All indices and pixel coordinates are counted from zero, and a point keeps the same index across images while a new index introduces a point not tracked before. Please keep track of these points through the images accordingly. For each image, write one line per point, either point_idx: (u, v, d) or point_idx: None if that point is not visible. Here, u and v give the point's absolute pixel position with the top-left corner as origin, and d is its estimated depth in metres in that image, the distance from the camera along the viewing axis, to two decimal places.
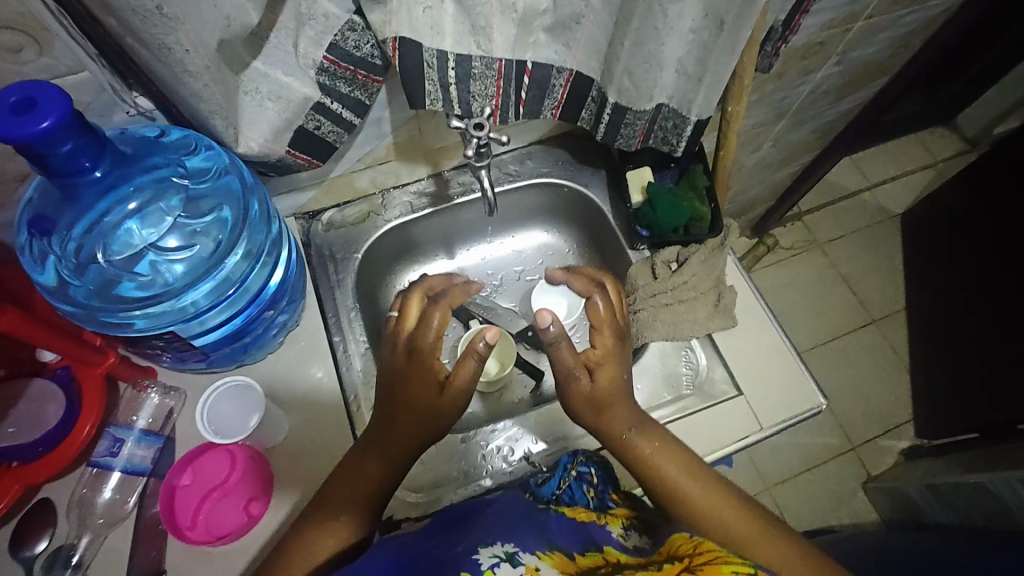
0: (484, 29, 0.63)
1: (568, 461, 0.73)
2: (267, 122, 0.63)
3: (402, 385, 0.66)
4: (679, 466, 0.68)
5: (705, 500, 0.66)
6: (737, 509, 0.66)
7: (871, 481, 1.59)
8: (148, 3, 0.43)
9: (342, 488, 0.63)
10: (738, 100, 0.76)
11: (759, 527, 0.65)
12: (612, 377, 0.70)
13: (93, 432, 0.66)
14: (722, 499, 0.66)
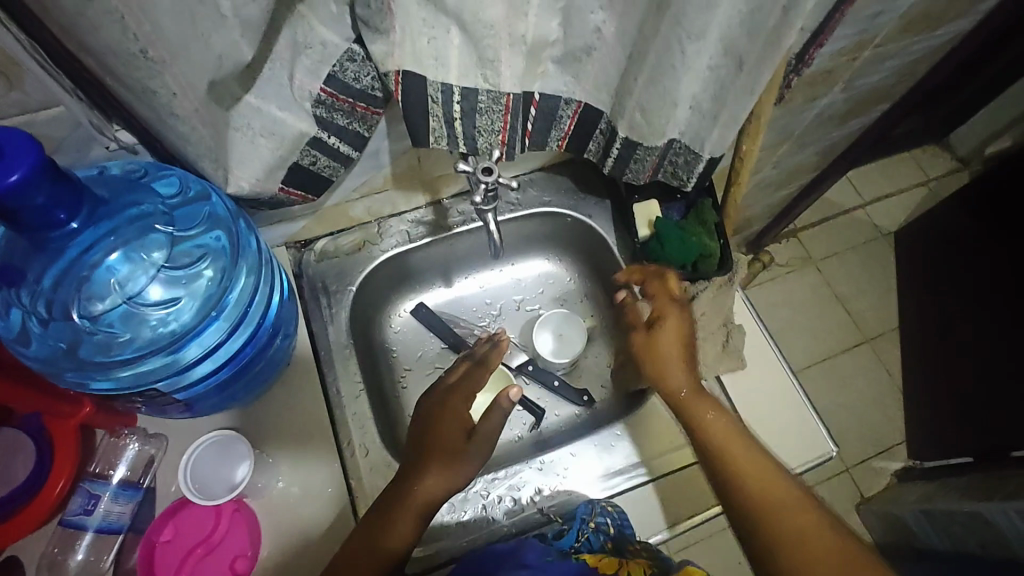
0: (493, 62, 0.58)
1: (585, 511, 0.70)
2: (259, 161, 0.59)
3: (436, 428, 0.68)
4: (744, 451, 0.66)
5: (762, 484, 0.64)
6: (791, 492, 0.63)
7: (865, 504, 1.36)
8: (132, 47, 0.39)
9: (384, 514, 0.63)
10: (754, 138, 0.73)
11: (817, 520, 0.61)
12: (680, 353, 0.73)
13: (67, 487, 0.62)
14: (783, 485, 0.64)
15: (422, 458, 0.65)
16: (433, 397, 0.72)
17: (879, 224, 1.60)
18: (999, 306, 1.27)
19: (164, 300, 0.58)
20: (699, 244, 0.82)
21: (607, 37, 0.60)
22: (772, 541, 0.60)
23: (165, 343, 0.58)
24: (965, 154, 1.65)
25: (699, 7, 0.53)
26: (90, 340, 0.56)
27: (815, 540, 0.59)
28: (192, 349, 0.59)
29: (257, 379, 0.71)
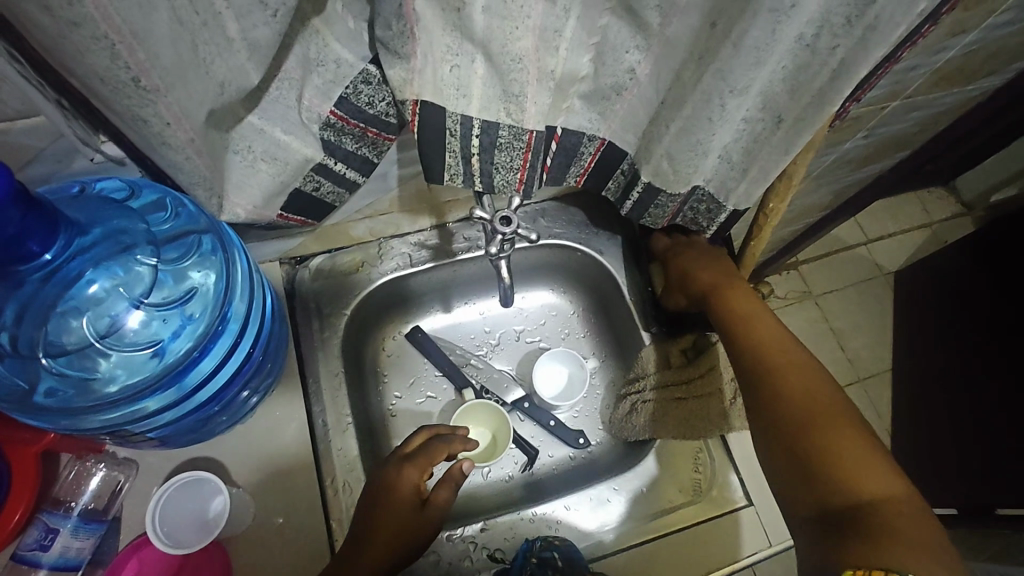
0: (517, 97, 0.53)
1: (527, 548, 0.69)
2: (258, 187, 0.55)
3: (395, 486, 0.63)
4: (767, 326, 0.69)
5: (779, 353, 0.65)
6: (813, 374, 0.63)
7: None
8: (123, 75, 0.35)
9: (366, 543, 0.60)
10: (781, 197, 0.69)
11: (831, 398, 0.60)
12: (714, 275, 0.76)
13: (24, 518, 0.57)
14: (801, 359, 0.65)
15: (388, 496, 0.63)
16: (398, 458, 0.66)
17: (880, 265, 1.51)
18: (994, 363, 1.13)
19: (149, 330, 0.54)
20: None
21: (640, 78, 0.55)
22: (778, 408, 0.61)
23: (157, 377, 0.54)
24: (970, 200, 1.57)
25: (746, 62, 0.49)
26: (64, 379, 0.52)
27: (821, 423, 0.58)
28: (188, 380, 0.55)
29: (240, 411, 0.67)
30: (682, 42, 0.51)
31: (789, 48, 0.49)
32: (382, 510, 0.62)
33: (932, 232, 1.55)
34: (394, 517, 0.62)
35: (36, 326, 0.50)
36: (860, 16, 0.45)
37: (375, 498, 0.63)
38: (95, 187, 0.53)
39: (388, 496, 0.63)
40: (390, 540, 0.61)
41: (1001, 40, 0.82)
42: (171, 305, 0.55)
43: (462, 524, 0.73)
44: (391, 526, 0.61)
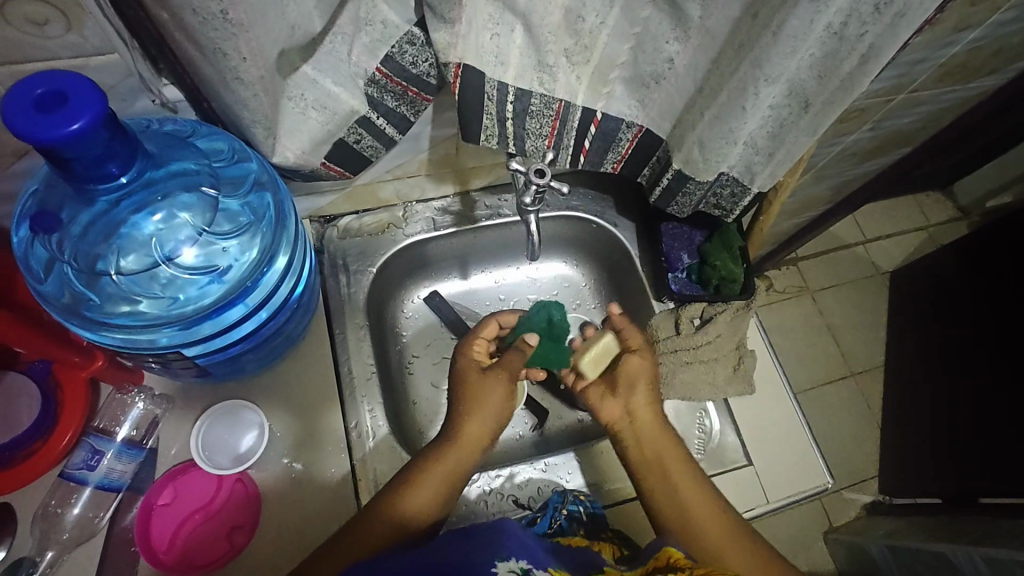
0: (551, 68, 0.61)
1: (557, 500, 0.72)
2: (307, 133, 0.59)
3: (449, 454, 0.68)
4: (693, 487, 0.68)
5: (711, 526, 0.66)
6: (740, 545, 0.65)
7: (832, 532, 1.26)
8: (213, 7, 0.38)
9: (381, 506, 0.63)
10: (793, 172, 0.73)
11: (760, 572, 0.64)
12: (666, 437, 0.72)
13: (73, 439, 0.61)
14: (730, 532, 0.66)
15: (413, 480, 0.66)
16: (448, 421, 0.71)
17: (878, 262, 1.56)
18: (978, 363, 1.18)
19: (190, 271, 0.57)
20: (723, 268, 0.82)
21: (678, 68, 0.61)
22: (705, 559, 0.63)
23: (175, 318, 0.56)
24: (966, 205, 1.61)
25: (782, 52, 0.53)
26: (111, 296, 0.55)
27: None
28: (206, 327, 0.58)
29: (268, 354, 0.71)
30: (712, 15, 0.55)
31: (819, 36, 0.52)
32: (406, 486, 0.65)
33: (929, 234, 1.60)
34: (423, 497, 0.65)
35: (99, 241, 0.53)
36: (887, 4, 0.49)
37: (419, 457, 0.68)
38: (161, 126, 0.56)
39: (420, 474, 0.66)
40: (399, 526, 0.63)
41: (1003, 40, 0.86)
42: (214, 253, 0.57)
43: (480, 471, 0.77)
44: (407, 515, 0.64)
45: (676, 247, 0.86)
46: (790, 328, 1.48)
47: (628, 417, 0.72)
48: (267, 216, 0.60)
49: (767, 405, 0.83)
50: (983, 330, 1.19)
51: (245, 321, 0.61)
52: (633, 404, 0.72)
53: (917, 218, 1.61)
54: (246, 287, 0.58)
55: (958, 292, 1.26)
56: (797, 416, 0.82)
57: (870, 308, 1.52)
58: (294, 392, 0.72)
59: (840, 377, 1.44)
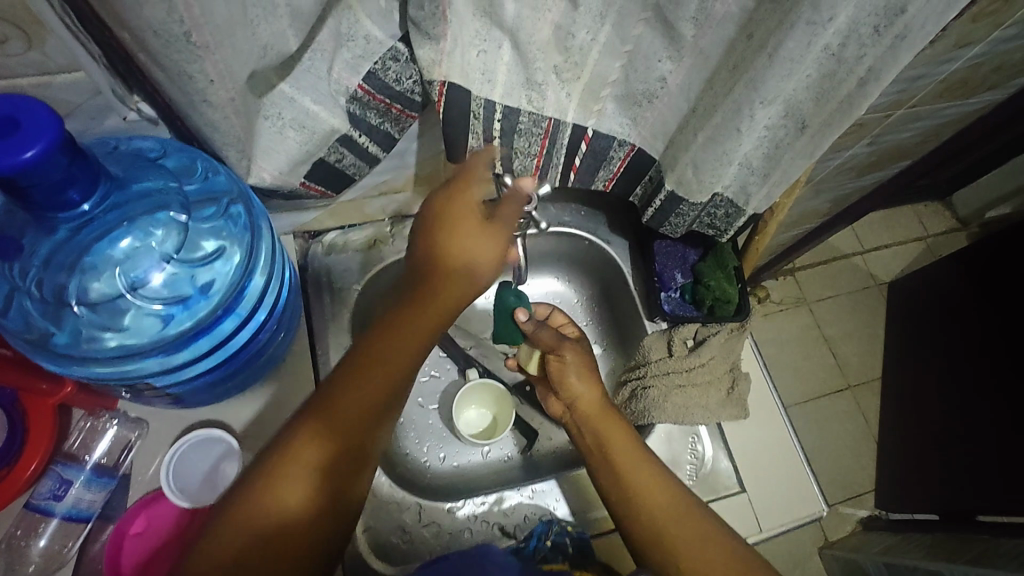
0: (540, 86, 0.59)
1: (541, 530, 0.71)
2: (284, 153, 0.57)
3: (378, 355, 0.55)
4: (622, 442, 0.68)
5: (636, 474, 0.66)
6: (667, 490, 0.65)
7: (828, 547, 1.21)
8: (176, 29, 0.36)
9: (238, 509, 0.49)
10: (790, 193, 0.71)
11: (685, 515, 0.63)
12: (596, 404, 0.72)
13: (39, 468, 0.58)
14: (651, 472, 0.66)
15: (274, 471, 0.51)
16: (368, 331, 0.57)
17: (874, 274, 1.54)
18: (983, 376, 1.15)
19: (169, 290, 0.55)
20: (717, 289, 0.81)
21: (670, 86, 0.59)
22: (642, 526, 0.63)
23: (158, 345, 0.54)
24: (966, 215, 1.59)
25: (779, 75, 0.51)
26: (83, 326, 0.53)
27: (673, 540, 0.61)
28: (201, 342, 0.56)
29: (255, 372, 0.68)
30: (705, 34, 0.53)
31: (816, 58, 0.50)
32: (263, 486, 0.50)
33: (926, 246, 1.58)
34: (312, 451, 0.52)
35: (61, 272, 0.52)
36: (888, 26, 0.47)
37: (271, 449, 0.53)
38: (129, 145, 0.54)
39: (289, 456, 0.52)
40: (321, 453, 0.52)
41: (1004, 56, 0.84)
42: (193, 268, 0.56)
43: (467, 496, 0.75)
44: (306, 459, 0.51)
45: (670, 266, 0.85)
46: (784, 340, 1.46)
47: (568, 390, 0.74)
48: (240, 222, 0.59)
49: (761, 430, 0.80)
50: (989, 344, 1.15)
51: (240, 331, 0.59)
52: (575, 377, 0.73)
53: (913, 228, 1.60)
54: (222, 305, 0.57)
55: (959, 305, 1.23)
56: (793, 440, 0.80)
57: (866, 320, 1.50)
58: None
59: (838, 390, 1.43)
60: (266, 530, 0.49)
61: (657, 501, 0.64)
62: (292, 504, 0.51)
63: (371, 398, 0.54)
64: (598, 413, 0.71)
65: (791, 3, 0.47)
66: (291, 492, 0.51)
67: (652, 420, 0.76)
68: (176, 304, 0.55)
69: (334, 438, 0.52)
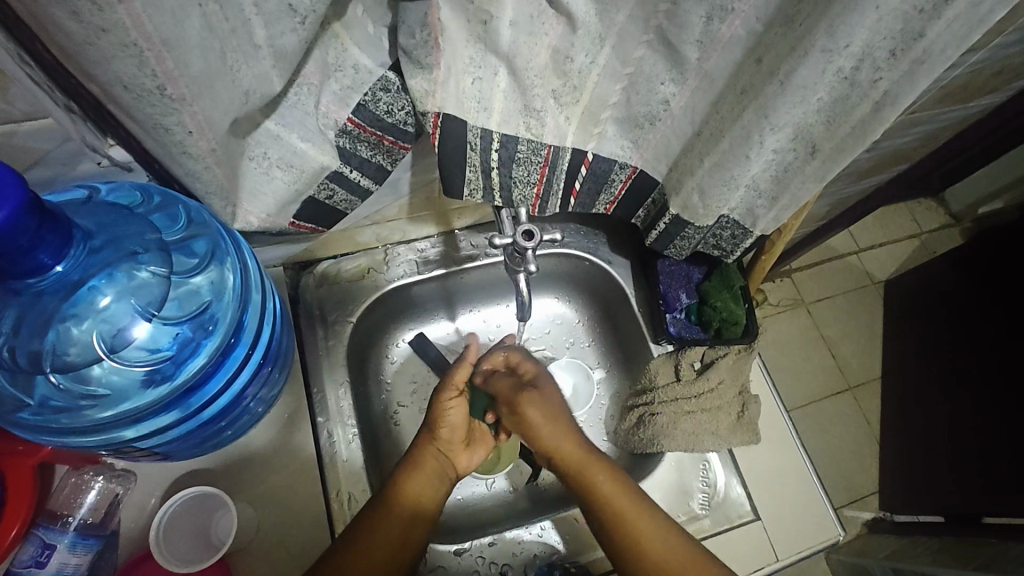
0: (538, 112, 0.55)
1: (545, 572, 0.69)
2: (272, 194, 0.54)
3: (442, 424, 0.72)
4: (615, 483, 0.67)
5: (636, 521, 0.64)
6: (666, 530, 0.64)
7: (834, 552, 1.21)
8: (149, 83, 0.33)
9: (384, 516, 0.63)
10: (797, 213, 0.71)
11: (684, 552, 0.63)
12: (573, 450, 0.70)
13: (20, 533, 0.55)
14: (652, 520, 0.65)
15: (408, 473, 0.67)
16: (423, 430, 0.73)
17: (870, 273, 1.51)
18: (985, 377, 1.11)
19: (151, 348, 0.54)
20: (723, 310, 0.80)
21: (675, 109, 0.56)
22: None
23: (153, 401, 0.54)
24: (957, 211, 1.56)
25: (790, 101, 0.49)
26: (63, 395, 0.52)
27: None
28: (193, 401, 0.56)
29: (248, 421, 0.66)
30: (712, 59, 0.50)
31: (829, 82, 0.47)
32: (401, 489, 0.66)
33: (922, 243, 1.54)
34: (434, 456, 0.70)
35: (33, 338, 0.49)
36: (905, 50, 0.44)
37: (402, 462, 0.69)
38: (102, 193, 0.52)
39: (418, 463, 0.69)
40: (431, 473, 0.69)
41: (1010, 60, 0.82)
42: (177, 323, 0.55)
43: (473, 537, 0.72)
44: (432, 465, 0.70)
45: (674, 286, 0.82)
46: (784, 343, 1.44)
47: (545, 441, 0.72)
48: (223, 257, 0.57)
49: (773, 454, 0.78)
50: (997, 347, 1.10)
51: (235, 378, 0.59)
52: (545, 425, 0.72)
53: (908, 225, 1.56)
54: (218, 347, 0.56)
55: (954, 303, 1.21)
56: (805, 462, 0.77)
57: (865, 320, 1.47)
58: (268, 459, 0.67)
59: (839, 391, 1.41)
60: (408, 524, 0.64)
61: (658, 542, 0.63)
62: (424, 497, 0.67)
63: (422, 490, 0.67)
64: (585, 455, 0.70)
65: (804, 28, 0.44)
66: (415, 488, 0.67)
67: (661, 448, 0.75)
68: (171, 356, 0.54)
69: (440, 450, 0.71)
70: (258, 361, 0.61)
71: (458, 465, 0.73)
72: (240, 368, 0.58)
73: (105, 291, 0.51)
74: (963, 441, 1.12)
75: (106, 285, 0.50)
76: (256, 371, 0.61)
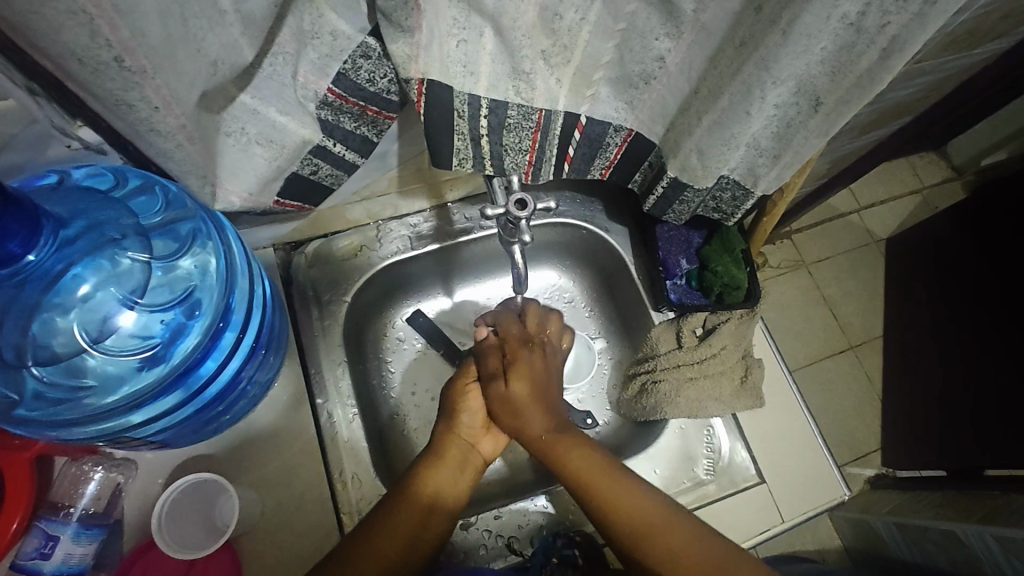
0: (527, 75, 0.52)
1: (549, 544, 0.70)
2: (254, 172, 0.53)
3: (461, 412, 0.73)
4: (585, 459, 0.65)
5: (620, 495, 0.61)
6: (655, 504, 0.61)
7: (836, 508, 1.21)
8: (105, 54, 0.31)
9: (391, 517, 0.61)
10: (800, 172, 0.68)
11: (642, 497, 0.61)
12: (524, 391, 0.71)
13: (22, 525, 0.55)
14: (635, 490, 0.62)
15: (429, 465, 0.68)
16: (441, 420, 0.73)
17: (872, 232, 1.49)
18: (987, 332, 1.10)
19: (143, 335, 0.53)
20: (725, 274, 0.77)
21: (669, 66, 0.53)
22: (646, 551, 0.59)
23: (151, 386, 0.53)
24: (960, 163, 1.53)
25: (792, 52, 0.46)
26: (58, 386, 0.51)
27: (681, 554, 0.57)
28: (190, 385, 0.55)
29: (246, 405, 0.66)
30: (708, 7, 0.47)
31: (834, 29, 0.45)
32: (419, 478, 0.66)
33: (924, 198, 1.52)
34: (456, 444, 0.71)
35: (16, 330, 0.47)
36: None
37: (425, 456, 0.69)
38: (74, 177, 0.51)
39: (440, 451, 0.70)
40: (454, 459, 0.70)
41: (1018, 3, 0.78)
42: (165, 307, 0.53)
43: (479, 511, 0.72)
44: (454, 453, 0.70)
45: (673, 251, 0.80)
46: (785, 306, 1.43)
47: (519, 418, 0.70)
48: (208, 233, 0.55)
49: (778, 417, 0.77)
50: (990, 301, 1.11)
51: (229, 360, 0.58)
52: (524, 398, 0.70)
53: (910, 181, 1.53)
54: (212, 324, 0.54)
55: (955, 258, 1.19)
56: (810, 424, 0.77)
57: (868, 280, 1.45)
58: (271, 440, 0.67)
59: (840, 351, 1.40)
60: (426, 512, 0.63)
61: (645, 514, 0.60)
62: (445, 484, 0.67)
63: (443, 483, 0.67)
64: (552, 439, 0.68)
65: None
66: (439, 478, 0.67)
67: (665, 416, 0.74)
68: (164, 342, 0.53)
69: (461, 438, 0.71)
70: (252, 344, 0.60)
71: (483, 453, 0.73)
72: (235, 349, 0.57)
73: (88, 278, 0.49)
74: (967, 396, 1.12)
75: (89, 272, 0.49)
76: (250, 354, 0.60)
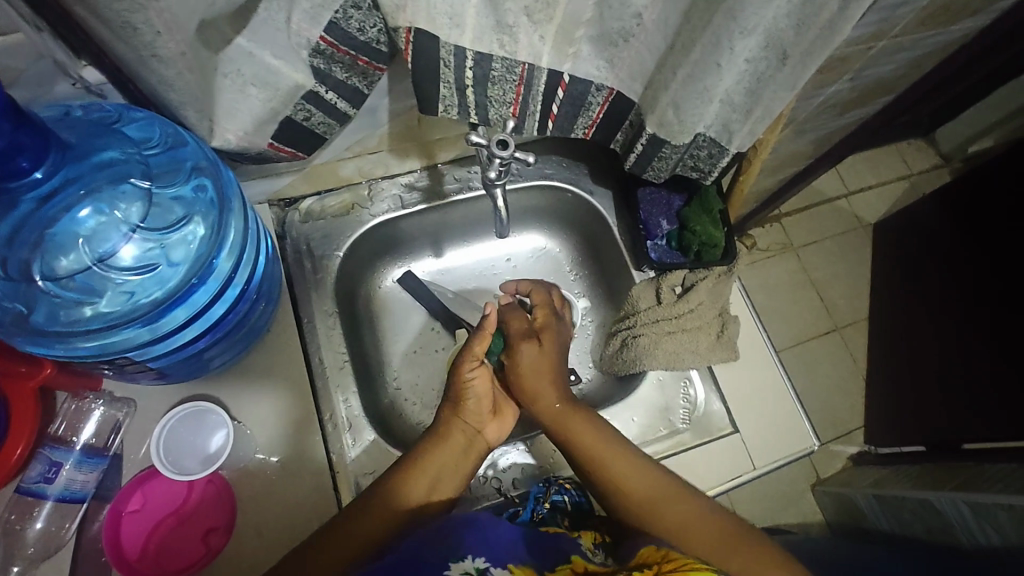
0: (511, 28, 0.55)
1: (540, 492, 0.72)
2: (248, 114, 0.55)
3: (467, 397, 0.70)
4: (595, 437, 0.68)
5: (612, 458, 0.66)
6: (650, 473, 0.65)
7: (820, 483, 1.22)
8: None
9: (376, 507, 0.62)
10: (772, 130, 0.71)
11: (647, 471, 0.66)
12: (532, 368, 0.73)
13: (26, 452, 0.58)
14: (645, 471, 0.66)
15: (414, 468, 0.65)
16: (449, 401, 0.71)
17: (858, 214, 1.52)
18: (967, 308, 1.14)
19: (136, 266, 0.56)
20: (703, 233, 0.79)
21: (647, 23, 0.56)
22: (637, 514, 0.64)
23: (138, 315, 0.56)
24: (947, 151, 1.55)
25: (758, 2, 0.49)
26: (53, 304, 0.54)
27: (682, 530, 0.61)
28: (172, 321, 0.57)
29: (238, 350, 0.69)
30: None
31: None
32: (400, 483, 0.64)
33: (911, 183, 1.55)
34: (458, 429, 0.69)
35: (25, 247, 0.53)
36: None
37: (422, 445, 0.67)
38: (83, 111, 0.54)
39: (441, 436, 0.68)
40: (442, 466, 0.66)
41: None
42: (158, 245, 0.57)
43: None
44: (456, 440, 0.68)
45: (654, 214, 0.83)
46: (772, 286, 1.46)
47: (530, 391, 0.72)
48: (207, 194, 0.58)
49: (752, 371, 0.81)
50: (974, 278, 1.14)
51: (216, 305, 0.60)
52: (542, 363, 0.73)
53: (897, 167, 1.56)
54: (199, 270, 0.57)
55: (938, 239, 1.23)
56: (783, 378, 0.80)
57: (852, 260, 1.49)
58: (263, 384, 0.69)
59: (826, 331, 1.42)
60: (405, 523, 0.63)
61: (639, 484, 0.65)
62: (434, 486, 0.66)
63: (426, 489, 0.65)
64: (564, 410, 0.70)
65: None
66: (418, 482, 0.65)
67: (645, 366, 0.78)
68: (152, 277, 0.56)
69: (465, 423, 0.70)
70: (239, 293, 0.62)
71: (489, 437, 0.72)
72: (218, 296, 0.59)
73: (86, 205, 0.54)
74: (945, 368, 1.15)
75: (88, 198, 0.54)
76: (238, 304, 0.62)
